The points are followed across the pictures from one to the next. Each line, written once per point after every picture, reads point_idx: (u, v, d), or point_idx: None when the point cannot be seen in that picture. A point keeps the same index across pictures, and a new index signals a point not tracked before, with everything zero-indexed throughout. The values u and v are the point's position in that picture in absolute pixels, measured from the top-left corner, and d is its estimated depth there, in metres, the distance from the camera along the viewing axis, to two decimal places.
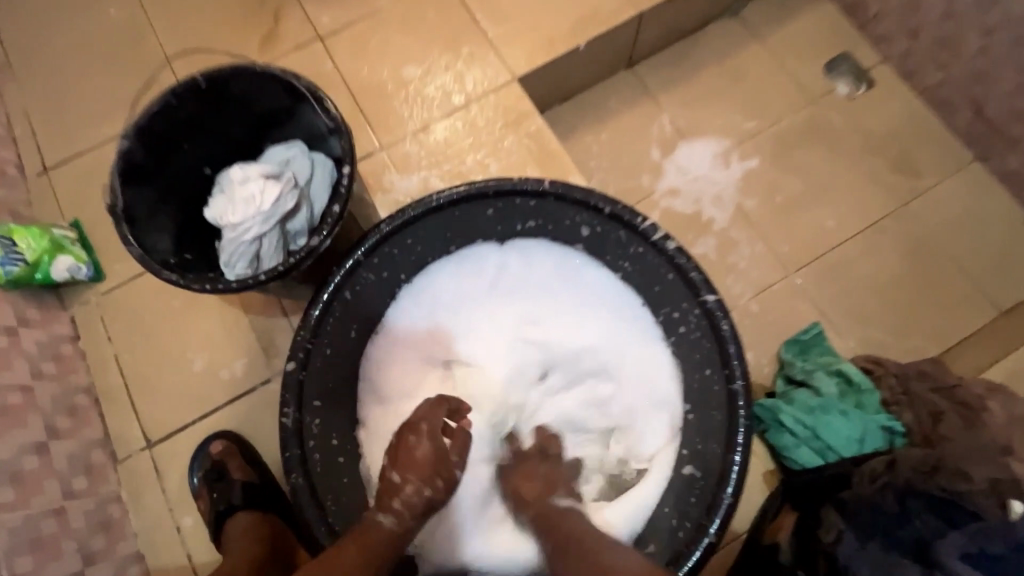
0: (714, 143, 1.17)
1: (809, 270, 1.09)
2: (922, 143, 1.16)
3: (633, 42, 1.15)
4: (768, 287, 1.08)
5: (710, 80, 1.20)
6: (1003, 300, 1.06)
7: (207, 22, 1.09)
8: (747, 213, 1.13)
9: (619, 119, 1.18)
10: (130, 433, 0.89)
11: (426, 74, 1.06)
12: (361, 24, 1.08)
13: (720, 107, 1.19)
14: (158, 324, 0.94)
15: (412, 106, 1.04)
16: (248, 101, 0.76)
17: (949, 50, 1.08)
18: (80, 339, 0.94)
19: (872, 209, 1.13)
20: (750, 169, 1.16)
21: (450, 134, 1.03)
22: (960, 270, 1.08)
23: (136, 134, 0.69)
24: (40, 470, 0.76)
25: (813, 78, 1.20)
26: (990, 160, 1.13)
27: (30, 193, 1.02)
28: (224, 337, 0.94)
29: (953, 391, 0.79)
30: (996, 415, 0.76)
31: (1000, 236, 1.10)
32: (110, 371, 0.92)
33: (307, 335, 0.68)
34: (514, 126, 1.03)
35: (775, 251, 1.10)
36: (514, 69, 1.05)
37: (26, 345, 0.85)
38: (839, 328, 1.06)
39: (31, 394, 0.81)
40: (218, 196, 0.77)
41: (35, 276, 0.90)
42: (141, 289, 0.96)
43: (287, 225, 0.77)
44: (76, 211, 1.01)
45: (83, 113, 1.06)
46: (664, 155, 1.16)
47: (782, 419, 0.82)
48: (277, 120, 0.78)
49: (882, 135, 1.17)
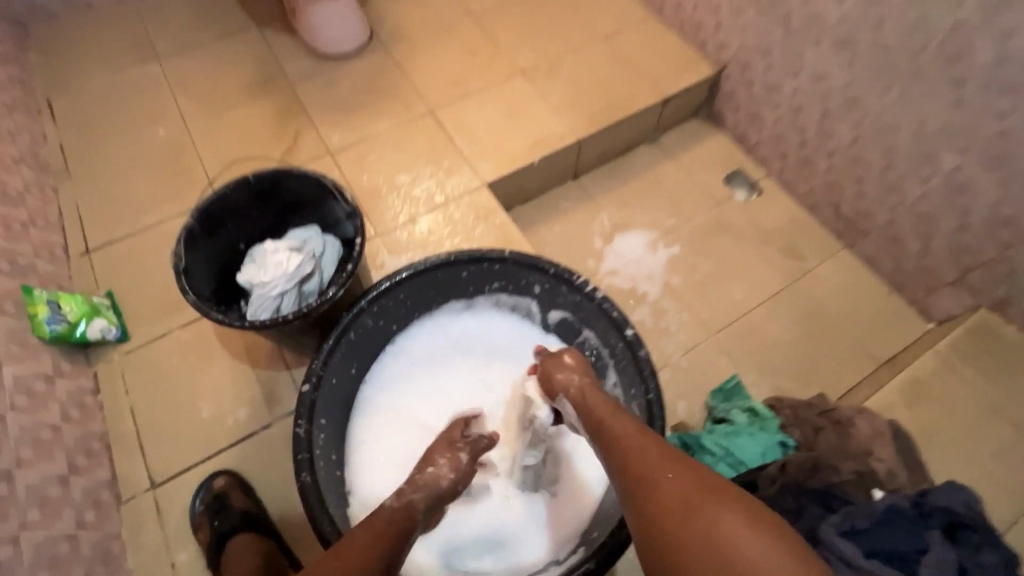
0: (644, 234, 1.47)
1: (725, 333, 1.34)
2: (803, 235, 1.47)
3: (576, 161, 1.49)
4: (693, 346, 1.32)
5: (638, 188, 1.54)
6: (880, 355, 1.31)
7: (242, 140, 1.38)
8: (674, 287, 1.39)
9: (568, 216, 1.48)
10: (136, 475, 0.99)
11: (414, 181, 1.34)
12: (366, 144, 1.39)
13: (647, 208, 1.50)
14: (174, 378, 1.08)
15: (402, 203, 1.31)
16: (285, 194, 1.00)
17: (810, 168, 1.44)
18: (100, 392, 1.06)
19: (771, 284, 1.41)
20: (673, 254, 1.44)
21: (433, 225, 1.29)
22: (844, 332, 1.34)
23: (199, 213, 0.92)
24: (60, 498, 0.86)
25: (716, 187, 1.54)
26: (854, 247, 1.43)
27: (71, 269, 1.20)
28: (231, 389, 1.08)
29: (832, 412, 1.00)
30: (861, 429, 0.96)
31: (872, 305, 1.37)
32: (125, 420, 1.04)
33: (319, 363, 0.86)
34: (483, 219, 1.31)
35: (698, 317, 1.35)
36: (483, 178, 1.36)
37: (59, 392, 0.97)
38: (753, 378, 1.28)
39: (59, 433, 0.92)
40: (250, 263, 0.98)
41: (73, 335, 1.04)
42: (161, 348, 1.11)
43: (305, 285, 0.97)
44: (111, 284, 1.18)
45: (127, 206, 1.29)
46: (604, 244, 1.45)
47: (704, 442, 1.01)
48: (304, 208, 1.02)
49: (773, 229, 1.48)
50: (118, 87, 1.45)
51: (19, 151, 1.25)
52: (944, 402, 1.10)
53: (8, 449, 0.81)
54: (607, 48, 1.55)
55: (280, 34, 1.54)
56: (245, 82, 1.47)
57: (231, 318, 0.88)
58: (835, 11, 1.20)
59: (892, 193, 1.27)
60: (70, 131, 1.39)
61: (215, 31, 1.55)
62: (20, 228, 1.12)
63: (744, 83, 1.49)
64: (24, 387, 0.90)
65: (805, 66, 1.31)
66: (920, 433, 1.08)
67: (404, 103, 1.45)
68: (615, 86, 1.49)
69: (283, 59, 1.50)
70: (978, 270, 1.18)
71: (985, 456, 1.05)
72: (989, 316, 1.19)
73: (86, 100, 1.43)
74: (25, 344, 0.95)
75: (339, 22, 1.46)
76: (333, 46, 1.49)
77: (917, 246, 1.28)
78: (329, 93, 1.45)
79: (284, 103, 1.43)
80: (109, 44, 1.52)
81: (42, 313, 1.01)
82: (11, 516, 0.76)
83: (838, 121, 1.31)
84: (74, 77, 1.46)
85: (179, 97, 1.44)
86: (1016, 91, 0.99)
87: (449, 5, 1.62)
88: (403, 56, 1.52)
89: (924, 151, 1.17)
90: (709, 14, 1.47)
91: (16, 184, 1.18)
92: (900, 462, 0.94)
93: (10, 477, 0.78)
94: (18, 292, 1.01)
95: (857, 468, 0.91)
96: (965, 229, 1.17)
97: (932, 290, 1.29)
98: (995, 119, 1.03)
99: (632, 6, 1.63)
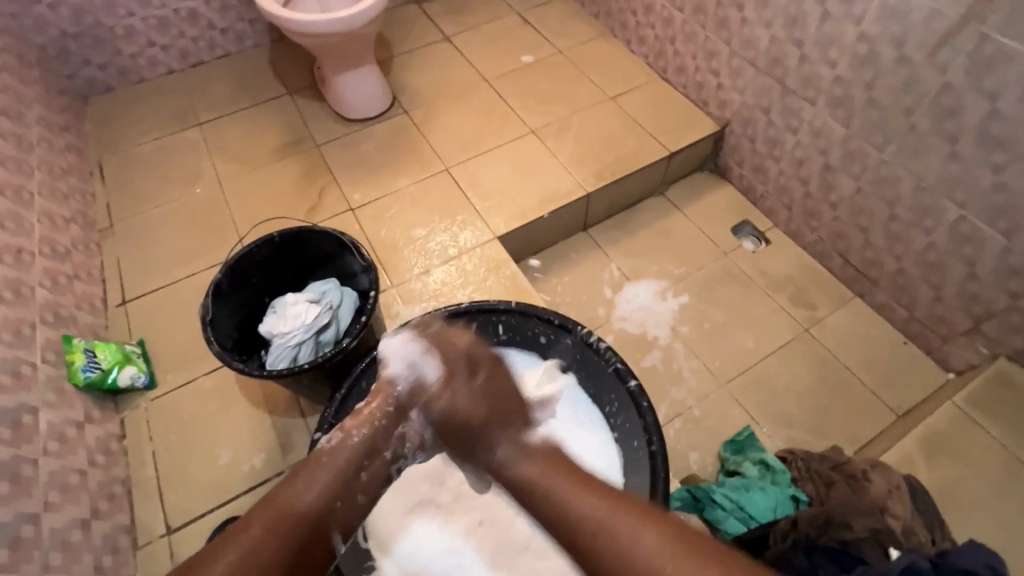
0: (653, 283, 1.47)
1: (737, 382, 1.33)
2: (814, 283, 1.46)
3: (585, 213, 1.54)
4: (704, 395, 1.31)
5: (646, 237, 1.55)
6: (898, 405, 1.28)
7: (271, 200, 1.48)
8: (683, 336, 1.39)
9: (577, 267, 1.51)
10: (153, 520, 1.04)
11: (430, 235, 1.41)
12: (385, 201, 1.47)
13: (656, 257, 1.52)
14: (195, 425, 1.13)
15: (418, 256, 1.38)
16: (307, 248, 1.09)
17: (815, 218, 1.44)
18: (126, 437, 1.12)
19: (782, 332, 1.39)
20: (683, 303, 1.44)
21: (446, 277, 1.35)
22: (859, 382, 1.31)
23: (227, 269, 1.02)
24: (81, 542, 0.90)
25: (724, 236, 1.55)
26: (865, 295, 1.42)
27: (109, 319, 1.28)
28: (248, 437, 1.12)
29: (844, 467, 1.07)
30: (876, 484, 1.02)
31: (887, 354, 1.34)
32: (146, 465, 1.09)
33: (332, 413, 0.94)
34: (494, 270, 1.36)
35: (708, 366, 1.35)
36: (494, 231, 1.42)
37: (87, 437, 1.03)
38: (766, 430, 1.26)
39: (85, 477, 0.97)
40: (272, 314, 1.06)
41: (105, 381, 1.10)
42: (185, 394, 1.17)
43: (320, 336, 1.04)
44: (143, 333, 1.25)
45: (162, 260, 1.38)
46: (614, 293, 1.46)
47: (715, 496, 1.09)
48: (326, 262, 1.11)
49: (783, 277, 1.48)
50: (162, 150, 1.58)
51: (70, 211, 1.37)
52: (965, 456, 1.08)
53: (37, 493, 0.86)
54: (612, 108, 1.64)
55: (311, 101, 1.68)
56: (276, 144, 1.59)
57: (250, 368, 0.95)
58: (827, 73, 1.25)
59: (898, 243, 1.28)
60: (116, 190, 1.51)
61: (251, 100, 1.69)
62: (66, 282, 1.21)
63: (745, 138, 1.53)
64: (57, 433, 0.96)
65: (804, 121, 1.35)
66: (939, 490, 1.06)
67: (421, 162, 1.54)
68: (621, 143, 1.56)
69: (311, 123, 1.63)
70: (991, 319, 1.17)
71: (1011, 514, 1.02)
72: (1007, 365, 1.17)
73: (134, 162, 1.56)
74: (61, 391, 1.02)
75: (362, 90, 1.58)
76: (358, 111, 1.61)
77: (928, 295, 1.27)
78: (352, 153, 1.56)
79: (311, 164, 1.54)
80: (156, 113, 1.67)
81: (79, 361, 1.07)
82: (35, 559, 0.80)
83: (839, 174, 1.33)
84: (123, 142, 1.60)
85: (216, 158, 1.56)
86: (1009, 147, 1.01)
87: (466, 71, 1.74)
88: (421, 119, 1.63)
89: (926, 203, 1.18)
90: (710, 76, 1.54)
91: (65, 240, 1.28)
92: (917, 519, 0.99)
93: (37, 520, 0.83)
94: (58, 341, 1.08)
95: (871, 523, 0.95)
96: (975, 278, 1.16)
97: (948, 340, 1.27)
98: (993, 172, 1.05)
99: (636, 69, 1.72)
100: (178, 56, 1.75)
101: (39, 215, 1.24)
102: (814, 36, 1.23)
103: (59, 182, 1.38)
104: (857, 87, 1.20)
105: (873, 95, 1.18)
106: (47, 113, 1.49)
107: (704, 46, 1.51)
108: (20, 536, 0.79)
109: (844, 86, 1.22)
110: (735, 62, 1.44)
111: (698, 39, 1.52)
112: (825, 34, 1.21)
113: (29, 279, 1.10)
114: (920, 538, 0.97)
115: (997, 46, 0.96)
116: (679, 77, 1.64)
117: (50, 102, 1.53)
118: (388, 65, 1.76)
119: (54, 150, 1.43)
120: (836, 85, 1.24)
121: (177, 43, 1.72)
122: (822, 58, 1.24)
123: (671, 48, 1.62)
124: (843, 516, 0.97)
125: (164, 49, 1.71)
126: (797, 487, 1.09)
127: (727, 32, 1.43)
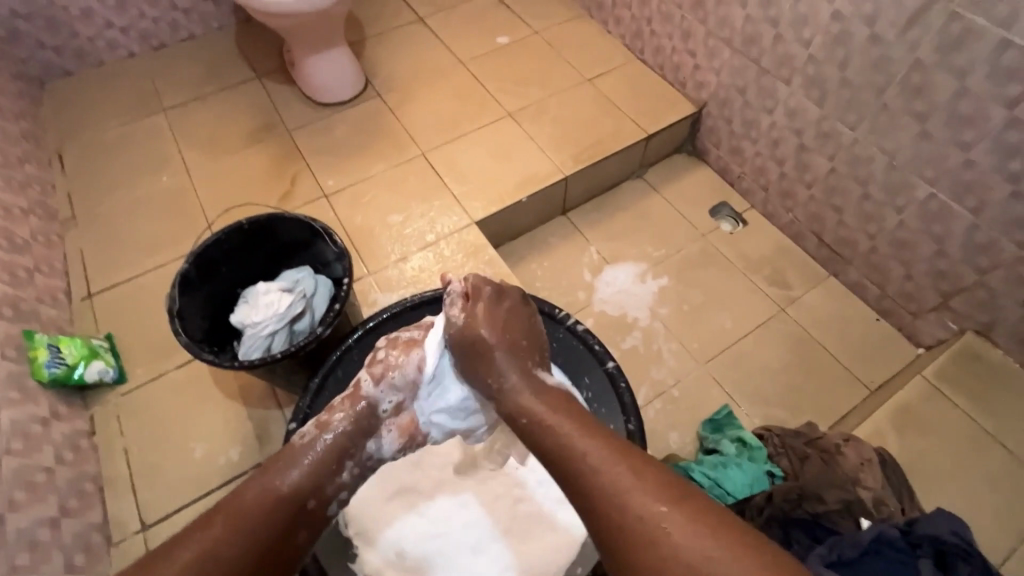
0: (633, 266, 1.47)
1: (715, 361, 1.34)
2: (789, 263, 1.48)
3: (564, 196, 1.52)
4: (683, 377, 1.32)
5: (626, 221, 1.55)
6: (870, 381, 1.31)
7: (241, 187, 1.43)
8: (663, 318, 1.40)
9: (557, 251, 1.50)
10: (128, 517, 1.02)
11: (406, 220, 1.39)
12: (359, 186, 1.44)
13: (635, 240, 1.51)
14: (168, 419, 1.10)
15: (395, 242, 1.35)
16: (278, 236, 1.06)
17: (790, 199, 1.46)
18: (95, 434, 1.09)
19: (759, 312, 1.41)
20: (662, 285, 1.45)
21: (424, 263, 1.33)
22: (833, 358, 1.34)
23: (194, 257, 0.99)
24: (50, 541, 0.88)
25: (702, 219, 1.55)
26: (839, 274, 1.44)
27: (74, 313, 1.23)
28: (224, 428, 1.10)
29: (818, 442, 1.10)
30: (849, 457, 1.05)
31: (860, 331, 1.37)
32: (118, 461, 1.06)
33: (306, 403, 0.92)
34: (473, 256, 1.35)
35: (687, 347, 1.36)
36: (472, 216, 1.40)
37: (54, 435, 1.00)
38: (744, 409, 1.28)
39: (53, 476, 0.94)
40: (243, 303, 1.04)
41: (71, 377, 1.07)
42: (157, 388, 1.14)
43: (294, 325, 1.02)
44: (111, 327, 1.21)
45: (130, 251, 1.33)
46: (593, 276, 1.46)
47: (693, 474, 1.10)
48: (298, 250, 1.09)
49: (760, 258, 1.49)
50: (126, 137, 1.52)
51: (28, 202, 1.31)
52: (934, 428, 1.11)
53: (1, 492, 0.83)
54: (589, 90, 1.62)
55: (281, 85, 1.62)
56: (246, 129, 1.54)
57: (221, 359, 0.93)
58: (801, 53, 1.25)
59: (870, 222, 1.30)
60: (77, 179, 1.45)
61: (216, 84, 1.63)
62: (25, 275, 1.16)
63: (722, 120, 1.53)
64: (20, 431, 0.93)
65: (779, 101, 1.35)
66: (908, 461, 1.09)
67: (396, 147, 1.51)
68: (599, 125, 1.55)
69: (281, 108, 1.58)
70: (958, 294, 1.20)
71: (978, 482, 1.06)
72: (974, 339, 1.20)
73: (95, 149, 1.50)
74: (23, 388, 0.98)
75: (333, 73, 1.53)
76: (330, 95, 1.56)
77: (899, 272, 1.29)
78: (323, 137, 1.52)
79: (281, 150, 1.50)
80: (117, 99, 1.60)
81: (42, 357, 1.03)
82: (1, 560, 0.77)
83: (814, 154, 1.34)
84: (83, 129, 1.54)
85: (183, 144, 1.51)
86: (977, 124, 1.03)
87: (440, 53, 1.71)
88: (395, 102, 1.59)
89: (897, 181, 1.20)
90: (686, 57, 1.53)
91: (24, 232, 1.23)
92: (889, 490, 1.02)
93: (1, 521, 0.80)
94: (20, 337, 1.04)
95: (843, 496, 1.00)
96: (943, 255, 1.19)
97: (918, 316, 1.30)
98: (961, 149, 1.07)
99: (612, 50, 1.70)
100: (139, 39, 1.67)
101: None
102: (789, 15, 1.23)
103: (15, 171, 1.32)
104: (830, 67, 1.21)
105: (846, 74, 1.18)
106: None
107: (680, 26, 1.50)
108: None
109: (817, 66, 1.23)
110: (711, 41, 1.44)
111: (674, 20, 1.51)
112: (799, 13, 1.21)
113: None
114: (890, 508, 0.99)
115: (965, 23, 0.97)
116: (656, 58, 1.63)
117: (2, 87, 1.46)
118: (361, 47, 1.71)
119: (8, 138, 1.36)
120: (810, 64, 1.24)
121: (137, 24, 1.65)
122: (796, 37, 1.24)
123: (647, 29, 1.60)
124: (816, 489, 1.01)
125: (123, 30, 1.64)
126: (773, 463, 1.11)
127: (703, 12, 1.42)
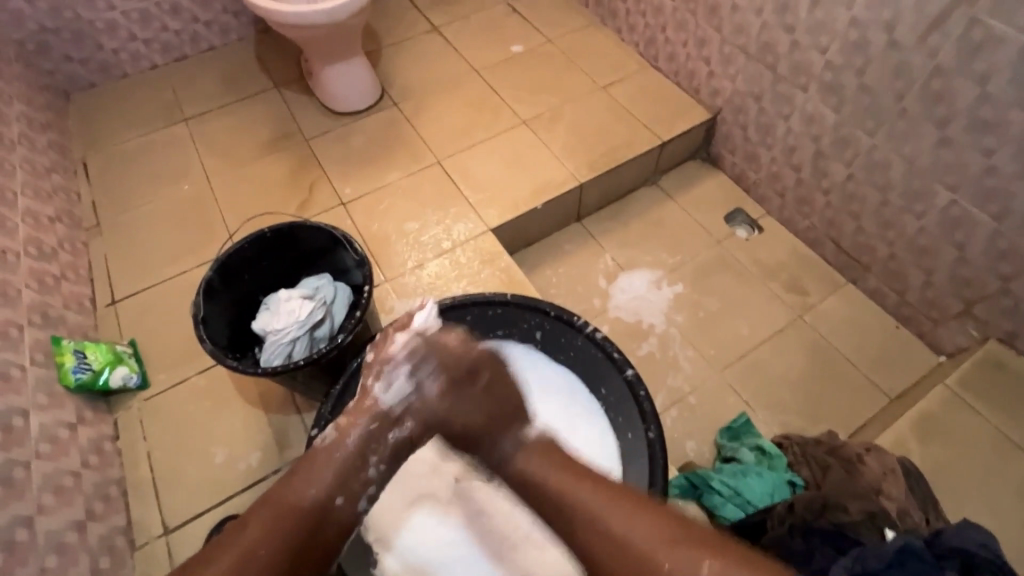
0: (648, 273, 1.47)
1: (731, 369, 1.33)
2: (806, 269, 1.47)
3: (579, 203, 1.53)
4: (700, 384, 1.31)
5: (640, 229, 1.55)
6: (889, 389, 1.30)
7: (261, 195, 1.46)
8: (678, 325, 1.39)
9: (572, 258, 1.51)
10: (151, 519, 1.03)
11: (423, 228, 1.40)
12: (376, 194, 1.46)
13: (650, 247, 1.51)
14: (189, 424, 1.12)
15: (411, 249, 1.37)
16: (298, 243, 1.08)
17: (807, 205, 1.45)
18: (119, 438, 1.10)
19: (777, 319, 1.40)
20: (678, 292, 1.44)
21: (440, 270, 1.34)
22: (851, 366, 1.33)
23: (218, 265, 1.01)
24: (77, 544, 0.89)
25: (717, 225, 1.55)
26: (857, 281, 1.42)
27: (98, 319, 1.26)
28: (243, 432, 1.11)
29: (839, 451, 1.09)
30: (871, 466, 1.04)
31: (879, 338, 1.36)
32: (141, 465, 1.08)
33: (327, 409, 0.93)
34: (489, 262, 1.35)
35: (703, 353, 1.35)
36: (488, 223, 1.41)
37: (80, 439, 1.02)
38: (761, 417, 1.27)
39: (79, 479, 0.96)
40: (265, 310, 1.05)
41: (96, 382, 1.09)
42: (178, 393, 1.15)
43: (314, 332, 1.03)
44: (134, 333, 1.23)
45: (152, 258, 1.36)
46: (608, 283, 1.46)
47: (712, 483, 1.10)
48: (318, 257, 1.10)
49: (775, 264, 1.48)
50: (149, 146, 1.56)
51: (55, 210, 1.34)
52: (958, 437, 1.10)
53: (31, 495, 0.85)
54: (603, 98, 1.63)
55: (299, 95, 1.65)
56: (265, 138, 1.56)
57: (244, 365, 0.94)
58: (818, 59, 1.24)
59: (889, 228, 1.29)
60: (101, 187, 1.48)
61: (234, 95, 1.66)
62: (53, 282, 1.19)
63: (737, 126, 1.53)
64: (49, 435, 0.95)
65: (795, 108, 1.35)
66: (932, 471, 1.07)
67: (413, 155, 1.53)
68: (614, 132, 1.55)
69: (299, 118, 1.60)
70: (981, 301, 1.18)
71: (1004, 494, 1.04)
72: (997, 347, 1.18)
73: (119, 158, 1.53)
74: (51, 393, 1.00)
75: (351, 83, 1.56)
76: (347, 104, 1.59)
77: (920, 279, 1.28)
78: (341, 146, 1.54)
79: (300, 159, 1.52)
80: (139, 109, 1.63)
81: (68, 362, 1.06)
82: (31, 562, 0.79)
83: (831, 160, 1.33)
84: (107, 139, 1.57)
85: (203, 153, 1.54)
86: (999, 129, 1.02)
87: (455, 62, 1.72)
88: (411, 111, 1.61)
89: (917, 188, 1.19)
90: (701, 64, 1.53)
91: (51, 240, 1.26)
92: (912, 500, 1.00)
93: (30, 523, 0.82)
94: (47, 342, 1.06)
95: (866, 506, 0.97)
96: (966, 261, 1.17)
97: (939, 323, 1.29)
98: (983, 155, 1.06)
99: (626, 58, 1.71)
100: (161, 50, 1.71)
101: (23, 214, 1.22)
102: (805, 22, 1.23)
103: (42, 180, 1.35)
104: (847, 74, 1.20)
105: (864, 80, 1.18)
106: (28, 110, 1.46)
107: (695, 33, 1.50)
108: (13, 539, 0.79)
109: (835, 72, 1.22)
110: (727, 49, 1.44)
111: (689, 27, 1.51)
112: (816, 20, 1.21)
113: (15, 281, 1.08)
114: (913, 519, 0.97)
115: (988, 29, 0.96)
116: (670, 65, 1.63)
117: (31, 98, 1.50)
118: (377, 57, 1.74)
119: (37, 148, 1.40)
120: (827, 71, 1.24)
121: (160, 37, 1.69)
122: (813, 44, 1.24)
123: (661, 36, 1.61)
124: (838, 499, 0.99)
125: (146, 42, 1.68)
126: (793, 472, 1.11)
127: (717, 19, 1.42)
